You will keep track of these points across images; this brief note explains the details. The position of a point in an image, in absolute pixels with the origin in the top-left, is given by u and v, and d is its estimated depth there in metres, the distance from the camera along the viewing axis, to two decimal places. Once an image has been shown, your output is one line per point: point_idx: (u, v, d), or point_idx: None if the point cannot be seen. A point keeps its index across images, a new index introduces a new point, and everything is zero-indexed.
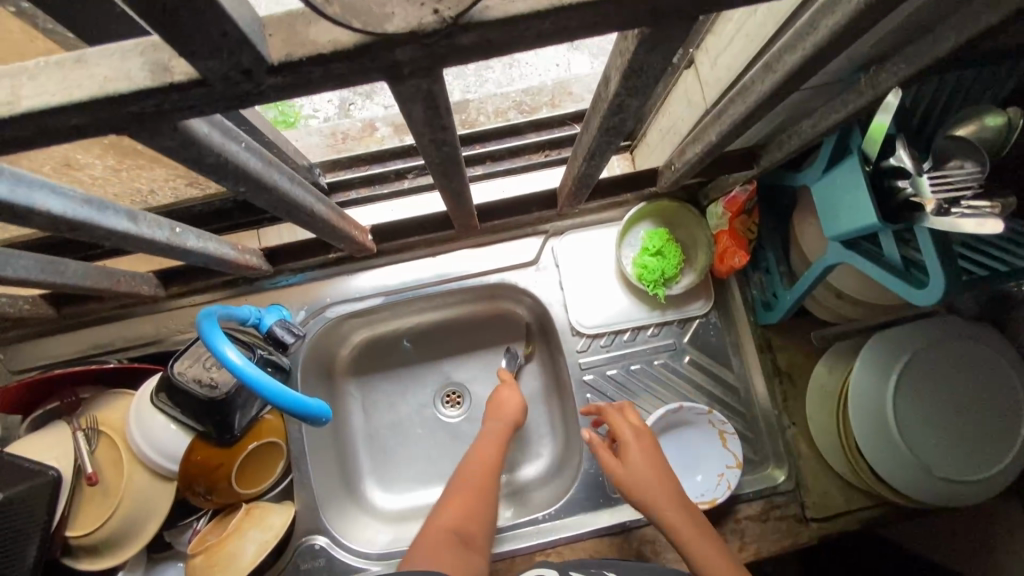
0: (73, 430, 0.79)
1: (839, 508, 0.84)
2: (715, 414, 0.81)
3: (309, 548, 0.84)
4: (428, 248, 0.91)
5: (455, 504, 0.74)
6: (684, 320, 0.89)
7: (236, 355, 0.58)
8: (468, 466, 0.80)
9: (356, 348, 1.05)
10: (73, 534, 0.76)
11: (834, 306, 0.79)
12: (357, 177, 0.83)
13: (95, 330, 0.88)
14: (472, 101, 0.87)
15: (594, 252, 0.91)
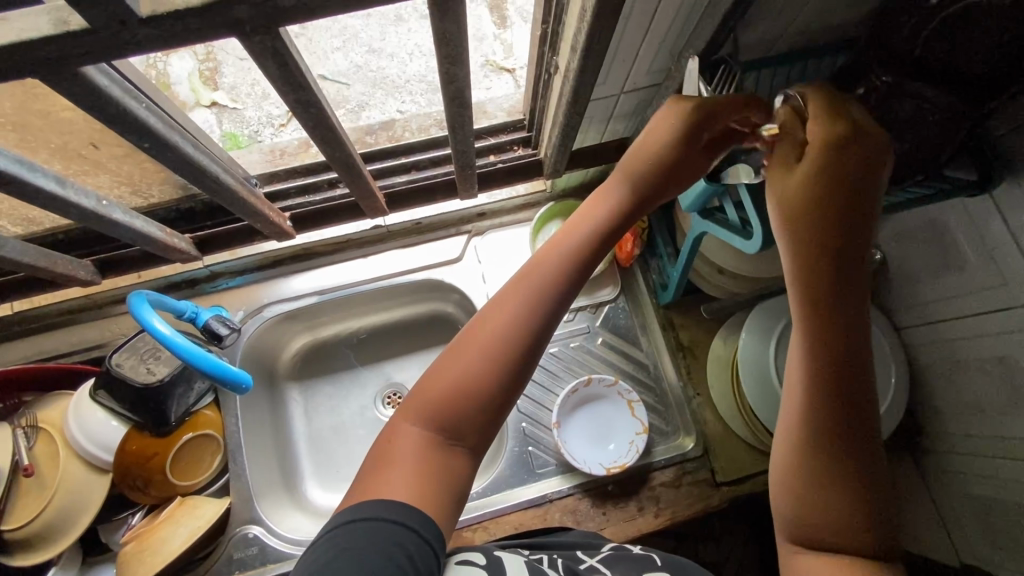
0: (14, 428, 0.83)
1: (744, 471, 0.91)
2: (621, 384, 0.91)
3: (243, 537, 0.87)
4: (360, 250, 0.99)
5: (443, 374, 0.50)
6: (595, 305, 0.98)
7: (164, 327, 0.69)
8: (479, 326, 0.52)
9: (298, 353, 1.11)
10: (6, 529, 0.79)
11: (720, 283, 0.89)
12: (292, 187, 0.86)
13: (43, 336, 0.93)
14: (399, 120, 0.92)
15: (511, 249, 1.00)
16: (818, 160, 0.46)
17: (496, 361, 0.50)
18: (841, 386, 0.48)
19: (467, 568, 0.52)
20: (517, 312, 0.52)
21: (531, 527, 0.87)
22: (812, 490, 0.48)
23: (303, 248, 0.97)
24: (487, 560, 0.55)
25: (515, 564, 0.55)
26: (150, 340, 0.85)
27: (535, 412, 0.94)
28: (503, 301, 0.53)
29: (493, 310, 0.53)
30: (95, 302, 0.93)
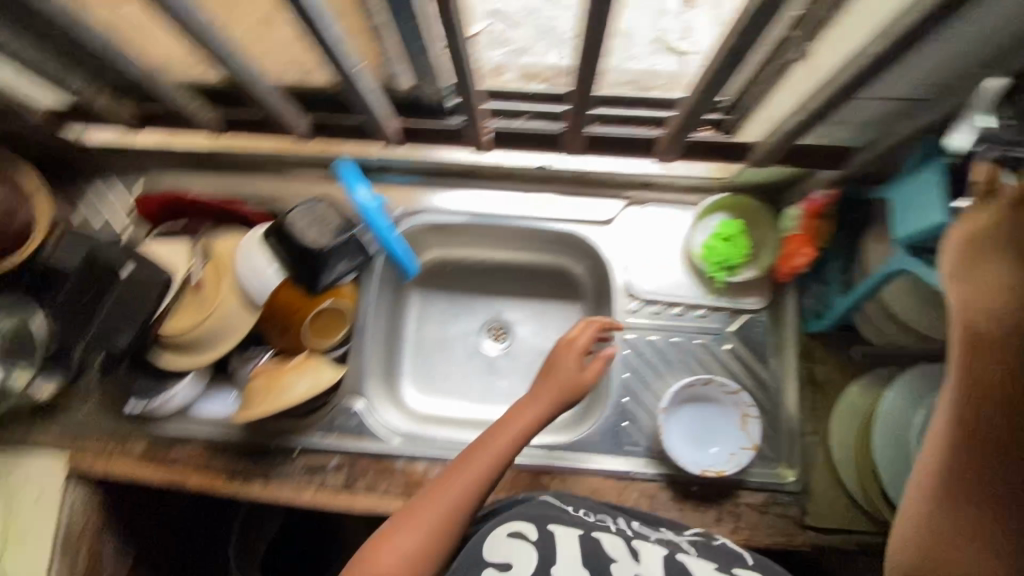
0: (192, 248, 0.93)
1: (838, 525, 0.86)
2: (742, 396, 0.87)
3: (347, 408, 0.94)
4: (520, 184, 1.00)
5: (412, 521, 0.69)
6: (735, 310, 0.94)
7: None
8: (455, 477, 0.73)
9: (426, 265, 1.16)
10: (164, 331, 0.89)
11: (886, 330, 0.83)
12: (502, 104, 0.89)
13: (228, 178, 1.03)
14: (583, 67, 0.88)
15: (666, 226, 0.97)
16: (990, 225, 0.52)
17: (443, 532, 0.69)
18: (995, 463, 0.54)
19: (517, 541, 0.68)
20: (491, 464, 0.74)
21: (605, 495, 0.89)
22: (940, 537, 0.58)
23: (470, 166, 0.99)
24: (539, 535, 0.69)
25: (567, 537, 0.69)
26: (321, 206, 0.91)
27: (641, 392, 0.93)
28: (402, 524, 0.69)
29: (407, 519, 0.69)
30: (279, 161, 1.02)
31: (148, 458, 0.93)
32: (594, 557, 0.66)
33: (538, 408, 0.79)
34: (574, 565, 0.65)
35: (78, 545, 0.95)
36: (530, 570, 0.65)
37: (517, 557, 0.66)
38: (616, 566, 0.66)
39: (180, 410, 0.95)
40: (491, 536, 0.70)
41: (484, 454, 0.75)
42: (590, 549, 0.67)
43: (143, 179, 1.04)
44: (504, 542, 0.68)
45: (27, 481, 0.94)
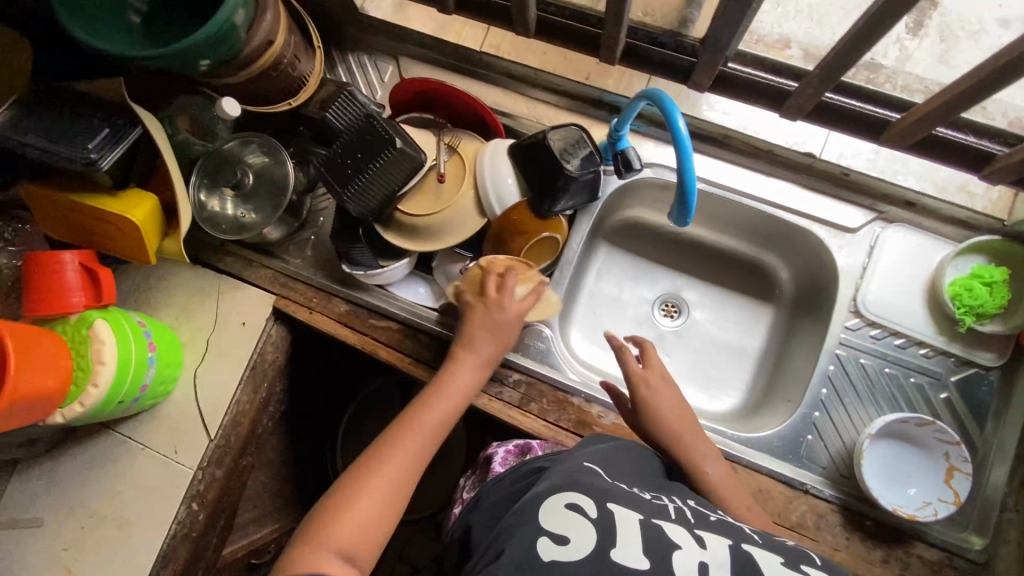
0: (442, 141, 0.96)
1: None
2: (957, 449, 0.81)
3: (537, 331, 0.97)
4: (768, 166, 0.95)
5: (359, 504, 0.67)
6: (965, 360, 0.88)
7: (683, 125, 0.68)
8: (398, 453, 0.72)
9: (623, 221, 1.15)
10: (399, 210, 0.93)
11: None
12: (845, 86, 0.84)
13: (477, 82, 1.05)
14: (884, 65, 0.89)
15: (912, 252, 0.91)
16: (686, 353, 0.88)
17: (388, 507, 0.69)
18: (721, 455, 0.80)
19: (572, 513, 0.60)
20: (431, 440, 0.75)
21: (773, 497, 0.86)
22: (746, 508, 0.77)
23: (725, 134, 0.95)
24: (596, 511, 0.60)
25: (626, 516, 0.60)
26: (577, 133, 0.91)
27: (834, 410, 0.90)
28: (393, 449, 0.72)
29: (384, 453, 0.72)
30: (532, 79, 1.03)
31: (344, 320, 0.99)
32: (656, 539, 0.57)
33: (458, 397, 0.79)
34: (636, 548, 0.56)
35: (261, 376, 1.03)
36: (589, 545, 0.56)
37: (574, 530, 0.57)
38: (679, 553, 0.56)
39: (381, 284, 1.00)
40: (547, 502, 0.62)
41: (447, 393, 0.78)
42: (652, 530, 0.59)
43: (396, 64, 1.08)
44: (563, 512, 0.59)
45: (237, 306, 1.02)
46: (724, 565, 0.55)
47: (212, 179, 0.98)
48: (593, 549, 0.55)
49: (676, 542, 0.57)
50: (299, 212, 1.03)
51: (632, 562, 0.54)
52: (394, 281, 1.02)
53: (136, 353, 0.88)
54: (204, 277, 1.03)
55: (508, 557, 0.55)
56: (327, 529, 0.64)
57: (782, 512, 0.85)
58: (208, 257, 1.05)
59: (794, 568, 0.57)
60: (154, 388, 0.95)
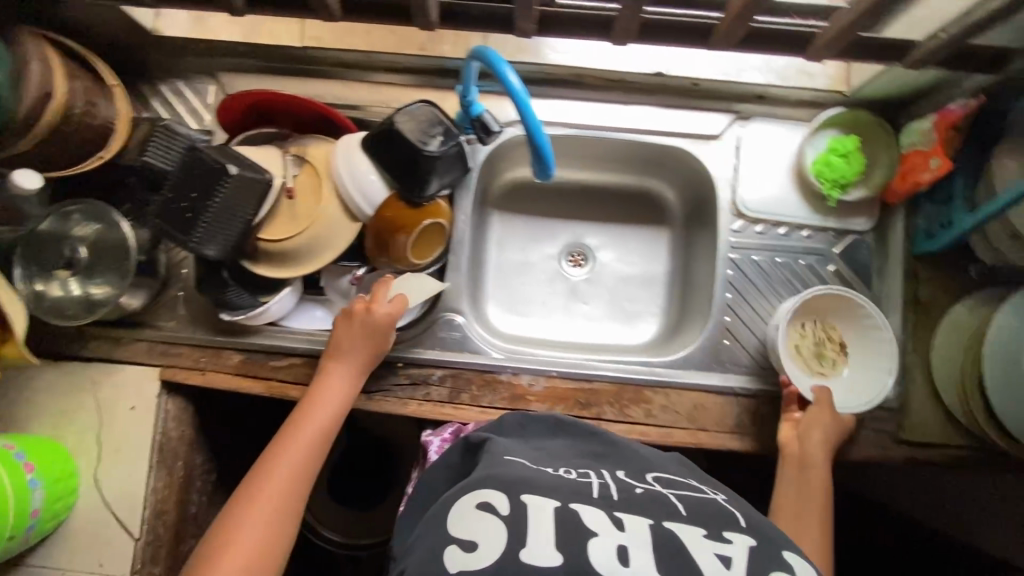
0: (286, 153, 0.88)
1: (930, 438, 0.89)
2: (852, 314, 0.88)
3: (447, 321, 0.94)
4: (625, 95, 0.95)
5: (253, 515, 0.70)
6: (842, 231, 0.93)
7: (515, 79, 0.67)
8: (288, 457, 0.76)
9: (507, 184, 1.12)
10: (263, 238, 0.85)
11: (1005, 251, 0.83)
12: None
13: (312, 80, 0.96)
14: None
15: (774, 143, 0.94)
16: None
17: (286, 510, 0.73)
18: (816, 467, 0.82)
19: (483, 513, 0.58)
20: (319, 436, 0.79)
21: (708, 409, 0.89)
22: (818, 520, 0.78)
23: (574, 73, 0.93)
24: (510, 508, 0.59)
25: (540, 506, 0.58)
26: (426, 110, 0.86)
27: (742, 310, 0.93)
28: (281, 457, 0.75)
29: (272, 467, 0.75)
30: (368, 64, 0.95)
31: (243, 370, 0.91)
32: (572, 527, 0.56)
33: (343, 388, 0.83)
34: (550, 543, 0.54)
35: (173, 455, 0.94)
36: (497, 550, 0.55)
37: (483, 535, 0.56)
38: (596, 540, 0.55)
39: (272, 321, 0.93)
40: (457, 507, 0.60)
41: (320, 406, 0.81)
42: (567, 517, 0.57)
43: (217, 82, 0.97)
44: (472, 516, 0.58)
45: (120, 390, 0.92)
46: (643, 546, 0.55)
47: (40, 262, 0.86)
48: (502, 551, 0.54)
49: (592, 529, 0.56)
50: (156, 271, 0.92)
51: (546, 561, 0.53)
52: (284, 315, 0.94)
53: (11, 480, 0.77)
54: (73, 371, 0.92)
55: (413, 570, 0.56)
56: (216, 556, 0.67)
57: (720, 420, 0.89)
58: (69, 348, 0.93)
59: (714, 538, 0.56)
60: (50, 509, 0.84)
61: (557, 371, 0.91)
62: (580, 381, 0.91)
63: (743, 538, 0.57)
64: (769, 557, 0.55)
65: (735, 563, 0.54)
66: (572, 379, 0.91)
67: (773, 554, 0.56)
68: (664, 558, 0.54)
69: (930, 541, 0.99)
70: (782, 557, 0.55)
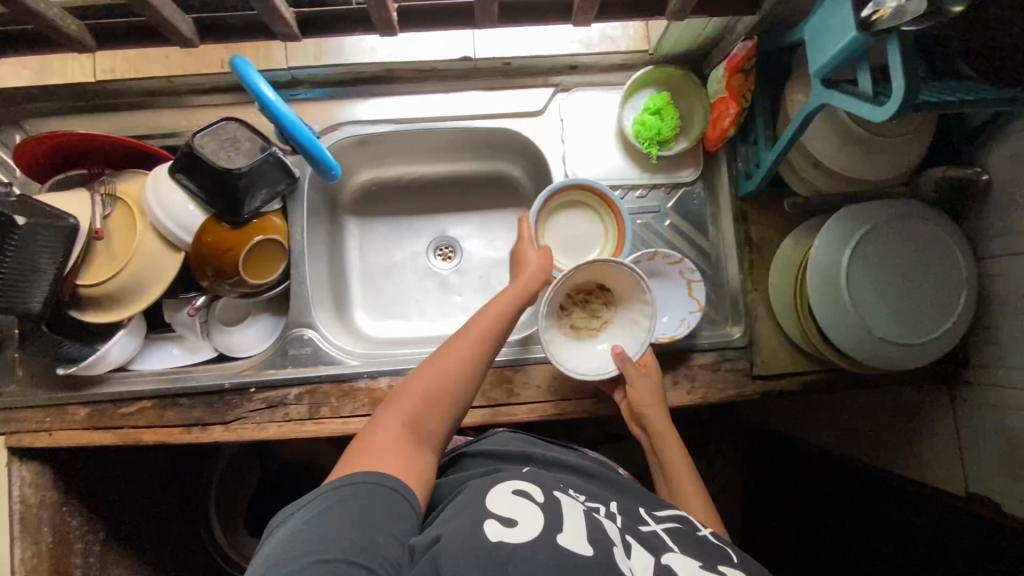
0: (93, 193, 0.85)
1: (783, 369, 0.92)
2: (684, 265, 0.92)
3: (299, 337, 0.92)
4: (442, 83, 0.95)
5: (421, 391, 0.68)
6: (673, 185, 0.95)
7: (269, 91, 0.71)
8: (456, 341, 0.73)
9: (360, 188, 1.11)
10: (81, 285, 0.83)
11: (810, 178, 0.86)
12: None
13: (120, 114, 0.93)
14: None
15: (595, 109, 0.96)
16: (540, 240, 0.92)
17: (451, 394, 0.70)
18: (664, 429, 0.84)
19: (522, 502, 0.61)
20: (490, 333, 0.75)
21: (568, 378, 0.91)
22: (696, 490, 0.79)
23: (385, 68, 0.93)
24: (543, 503, 0.61)
25: (569, 511, 0.61)
26: (231, 127, 0.85)
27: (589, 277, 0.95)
28: (451, 346, 0.73)
29: (437, 356, 0.72)
30: (174, 89, 0.92)
31: (92, 424, 0.88)
32: (597, 534, 0.58)
33: (518, 292, 0.80)
34: (581, 538, 0.57)
35: (36, 521, 0.91)
36: (535, 532, 0.56)
37: (524, 515, 0.58)
38: (617, 551, 0.57)
39: (117, 367, 0.90)
40: (496, 495, 0.62)
41: (497, 303, 0.78)
42: (592, 524, 0.60)
43: (21, 130, 0.93)
44: (514, 503, 0.60)
45: None
46: (646, 568, 0.56)
47: None
48: (539, 533, 0.56)
49: (613, 542, 0.58)
50: None
51: (579, 549, 0.55)
52: (131, 358, 0.92)
53: None
54: None
55: (457, 535, 0.54)
56: (390, 413, 0.66)
57: (580, 387, 0.90)
58: None
59: (709, 569, 0.58)
60: None
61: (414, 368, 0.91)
62: None
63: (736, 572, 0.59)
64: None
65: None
66: None
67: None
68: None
69: None
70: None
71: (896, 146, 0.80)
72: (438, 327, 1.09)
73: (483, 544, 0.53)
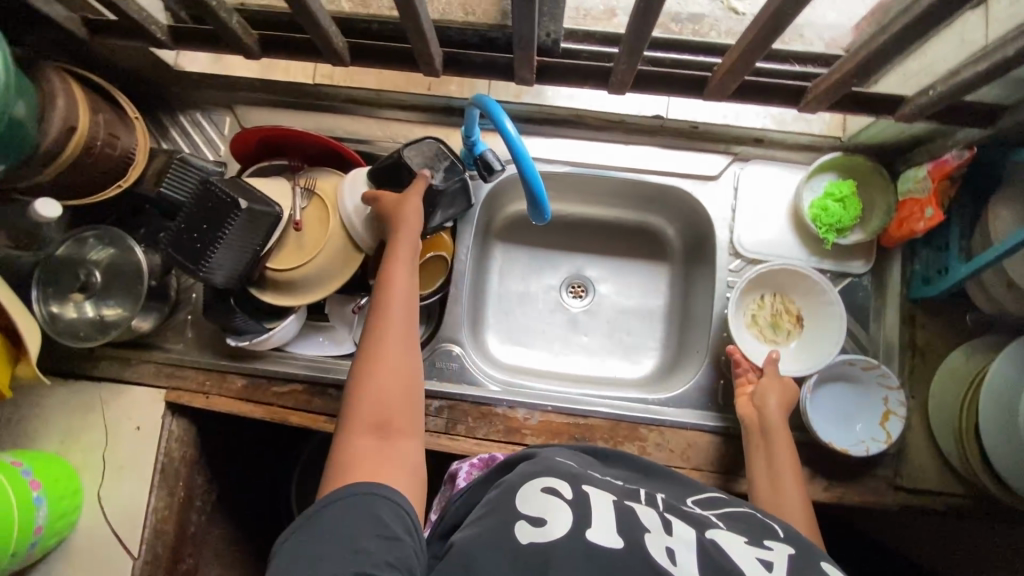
0: (294, 184, 0.91)
1: (928, 484, 0.89)
2: (896, 394, 0.88)
3: (446, 352, 0.96)
4: (625, 135, 0.97)
5: (374, 390, 0.68)
6: (840, 273, 0.94)
7: (512, 126, 0.72)
8: (381, 329, 0.73)
9: (512, 215, 1.15)
10: (270, 267, 0.88)
11: (999, 298, 0.83)
12: None
13: (322, 114, 1.00)
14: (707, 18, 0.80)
15: (772, 185, 0.96)
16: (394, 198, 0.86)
17: (403, 379, 0.70)
18: (780, 436, 0.80)
19: (550, 497, 0.60)
20: (406, 307, 0.75)
21: (703, 448, 0.90)
22: (802, 499, 0.74)
23: (576, 113, 0.96)
24: (574, 494, 0.61)
25: (601, 502, 0.61)
26: (434, 146, 0.89)
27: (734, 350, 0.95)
28: (376, 337, 0.72)
29: (365, 357, 0.71)
30: (377, 100, 0.99)
31: (245, 395, 0.94)
32: (631, 523, 0.58)
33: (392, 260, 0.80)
34: (611, 529, 0.56)
35: (174, 474, 0.96)
36: (564, 527, 0.56)
37: (552, 513, 0.58)
38: (651, 536, 0.57)
39: (276, 347, 0.96)
40: (522, 487, 0.63)
41: (393, 274, 0.78)
42: (625, 512, 0.60)
43: (233, 115, 1.02)
44: (539, 496, 0.60)
45: (128, 411, 0.95)
46: (691, 547, 0.56)
47: (59, 286, 0.90)
48: (569, 530, 0.56)
49: (648, 526, 0.58)
50: (167, 295, 0.95)
51: (607, 542, 0.55)
52: (289, 341, 0.97)
53: (18, 499, 0.79)
54: (84, 388, 0.95)
55: (484, 539, 0.56)
56: (348, 424, 0.66)
57: (714, 459, 0.89)
58: (80, 368, 0.96)
59: (755, 544, 0.57)
60: (54, 526, 0.86)
61: (551, 406, 0.92)
62: (575, 415, 0.91)
63: (783, 547, 0.58)
64: (808, 564, 0.55)
65: (776, 566, 0.55)
66: (567, 413, 0.92)
67: (812, 563, 0.56)
68: (710, 560, 0.54)
69: None
70: (821, 566, 0.55)
71: None
72: (562, 362, 1.10)
73: (515, 548, 0.55)
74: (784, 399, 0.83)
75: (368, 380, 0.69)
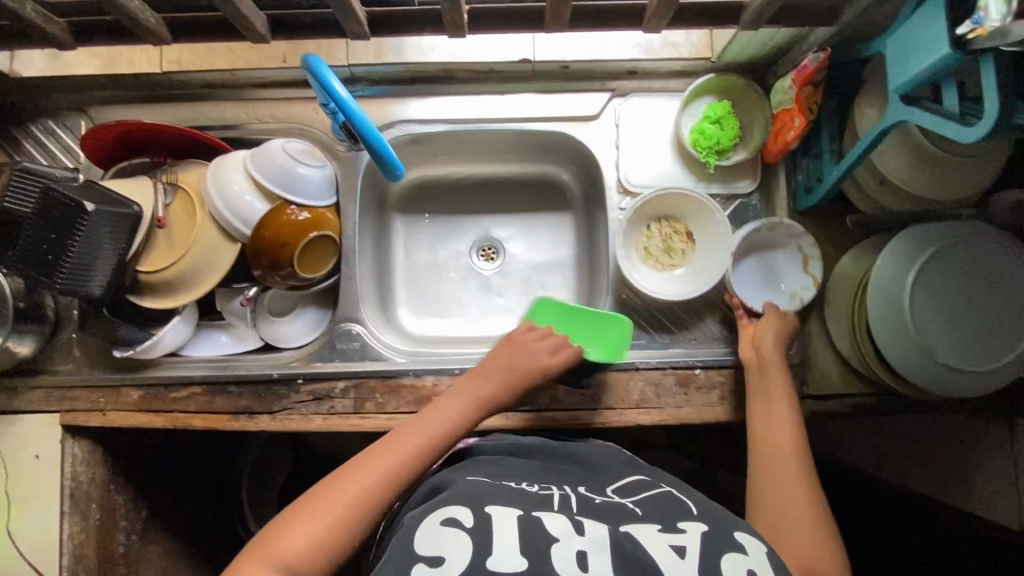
0: (156, 181, 0.86)
1: (832, 388, 0.91)
2: (806, 239, 0.90)
3: (346, 332, 0.94)
4: (498, 85, 0.94)
5: (333, 510, 0.61)
6: (729, 196, 0.94)
7: (341, 88, 0.72)
8: (377, 452, 0.66)
9: (408, 185, 1.12)
10: (142, 270, 0.85)
11: (875, 197, 0.84)
12: None
13: (181, 104, 0.95)
14: None
15: (653, 116, 0.95)
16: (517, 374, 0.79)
17: (362, 509, 0.62)
18: (771, 377, 0.82)
19: (449, 528, 0.56)
20: (422, 444, 0.68)
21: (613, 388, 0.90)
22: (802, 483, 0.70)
23: (443, 68, 0.93)
24: (474, 519, 0.57)
25: (504, 516, 0.57)
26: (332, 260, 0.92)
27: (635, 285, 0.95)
28: (356, 463, 0.65)
29: (345, 471, 0.64)
30: (234, 80, 0.94)
31: (143, 406, 0.90)
32: (534, 534, 0.55)
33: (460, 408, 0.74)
34: (512, 551, 0.53)
35: (85, 498, 0.92)
36: (465, 559, 0.53)
37: (453, 548, 0.54)
38: (558, 545, 0.54)
39: (170, 353, 0.92)
40: (422, 526, 0.57)
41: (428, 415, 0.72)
42: (531, 521, 0.57)
43: (86, 116, 0.95)
44: (438, 531, 0.56)
45: (24, 441, 0.91)
46: (602, 550, 0.54)
47: None
48: (468, 565, 0.52)
49: (555, 535, 0.55)
50: (44, 316, 0.91)
51: (510, 566, 0.52)
52: (183, 345, 0.94)
53: None
54: None
55: None
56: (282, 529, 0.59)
57: (625, 397, 0.89)
58: None
59: (668, 531, 0.57)
60: None
61: (458, 369, 0.90)
62: None
63: (696, 526, 0.58)
64: (722, 541, 0.55)
65: (688, 552, 0.54)
66: None
67: (726, 537, 0.56)
68: (622, 560, 0.53)
69: (871, 488, 1.01)
70: (735, 537, 0.56)
71: (975, 165, 0.77)
72: (479, 326, 1.09)
73: None
74: (782, 335, 0.85)
75: (321, 498, 0.62)
